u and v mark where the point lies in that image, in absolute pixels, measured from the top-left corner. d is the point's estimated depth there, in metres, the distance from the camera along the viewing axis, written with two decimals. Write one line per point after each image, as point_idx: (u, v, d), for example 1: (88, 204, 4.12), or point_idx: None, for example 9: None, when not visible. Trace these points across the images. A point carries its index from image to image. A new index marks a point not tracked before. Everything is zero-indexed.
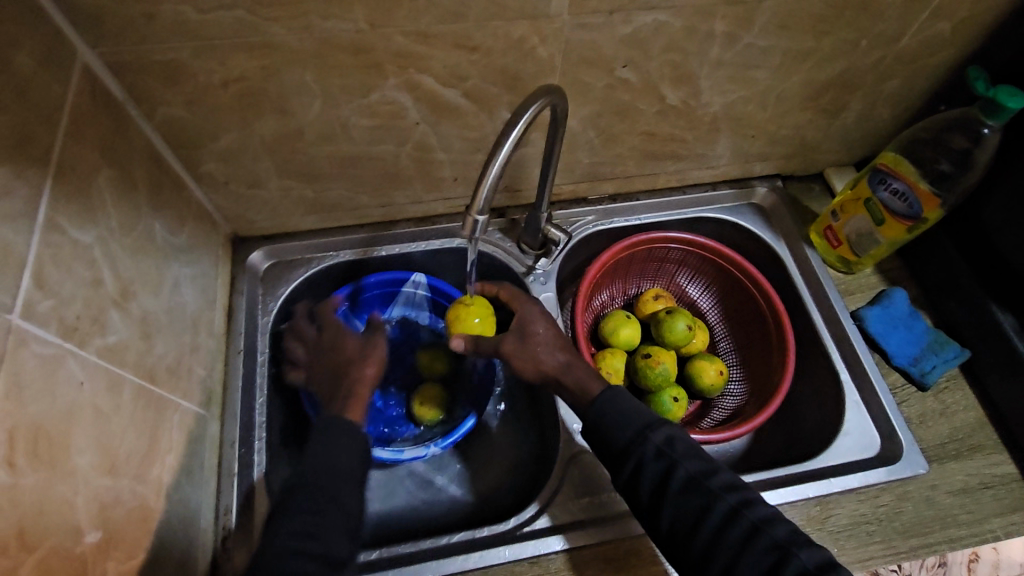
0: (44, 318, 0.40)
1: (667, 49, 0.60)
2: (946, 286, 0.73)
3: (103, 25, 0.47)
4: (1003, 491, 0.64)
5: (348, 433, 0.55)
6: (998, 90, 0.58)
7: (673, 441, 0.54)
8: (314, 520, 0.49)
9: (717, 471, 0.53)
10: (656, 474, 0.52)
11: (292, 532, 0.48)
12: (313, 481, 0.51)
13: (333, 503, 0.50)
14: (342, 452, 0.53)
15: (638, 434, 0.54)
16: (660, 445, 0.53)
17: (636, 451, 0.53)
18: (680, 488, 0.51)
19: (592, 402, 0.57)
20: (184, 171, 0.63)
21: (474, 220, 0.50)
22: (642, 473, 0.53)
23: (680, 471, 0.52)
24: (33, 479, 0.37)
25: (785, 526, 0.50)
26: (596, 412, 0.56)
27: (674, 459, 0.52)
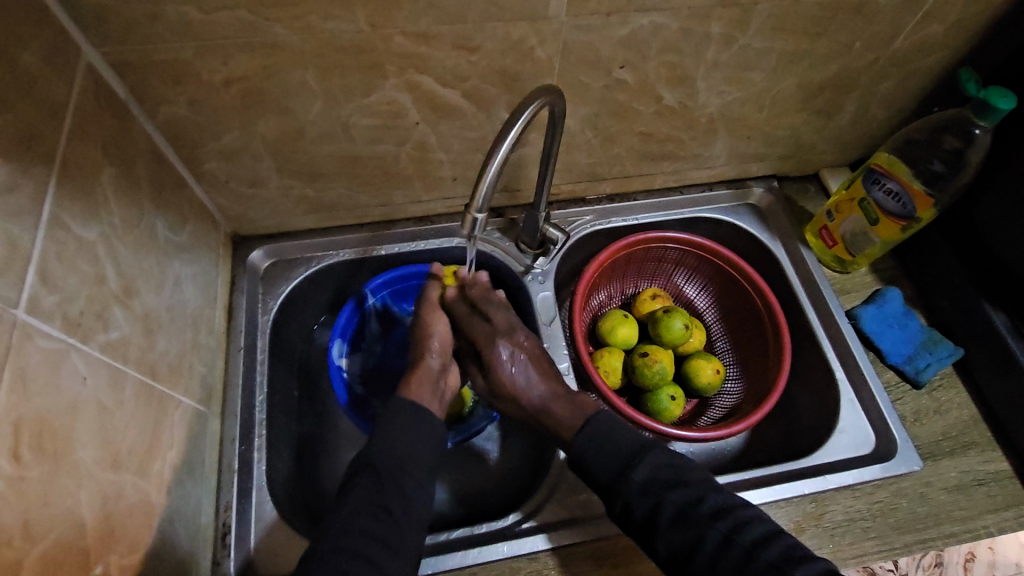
0: (49, 312, 0.41)
1: (664, 49, 0.61)
2: (940, 286, 0.74)
3: (107, 24, 0.48)
4: (996, 488, 0.65)
5: (412, 415, 0.57)
6: (989, 91, 0.59)
7: (657, 473, 0.54)
8: (378, 502, 0.51)
9: (705, 496, 0.53)
10: (645, 510, 0.53)
11: (359, 511, 0.50)
12: (380, 467, 0.53)
13: (396, 489, 0.52)
14: (407, 438, 0.55)
15: (619, 473, 0.55)
16: (643, 483, 0.54)
17: (621, 490, 0.54)
18: (670, 521, 0.52)
19: (573, 441, 0.58)
20: (185, 170, 0.63)
21: (473, 218, 0.50)
22: (632, 510, 0.54)
23: (666, 505, 0.52)
24: (37, 471, 0.37)
25: (777, 547, 0.50)
26: (580, 452, 0.57)
27: (659, 494, 0.53)
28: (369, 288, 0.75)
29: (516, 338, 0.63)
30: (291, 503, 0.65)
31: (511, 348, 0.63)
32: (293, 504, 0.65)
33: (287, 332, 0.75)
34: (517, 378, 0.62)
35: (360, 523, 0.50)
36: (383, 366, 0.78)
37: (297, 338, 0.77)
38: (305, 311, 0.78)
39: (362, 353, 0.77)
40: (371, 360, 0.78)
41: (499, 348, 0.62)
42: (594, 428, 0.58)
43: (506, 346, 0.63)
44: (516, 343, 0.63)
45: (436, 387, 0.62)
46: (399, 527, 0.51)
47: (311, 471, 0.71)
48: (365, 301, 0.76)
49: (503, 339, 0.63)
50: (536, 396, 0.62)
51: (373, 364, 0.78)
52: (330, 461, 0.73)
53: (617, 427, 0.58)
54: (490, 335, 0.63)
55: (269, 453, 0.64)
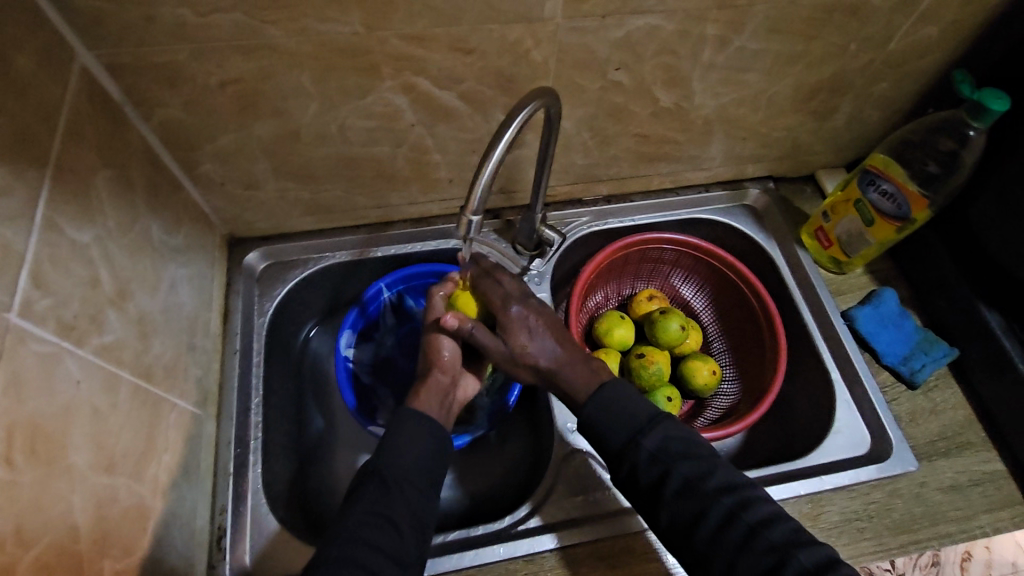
0: (43, 316, 0.41)
1: (660, 51, 0.61)
2: (935, 286, 0.74)
3: (100, 26, 0.48)
4: (991, 488, 0.65)
5: (423, 425, 0.56)
6: (983, 92, 0.59)
7: (667, 443, 0.54)
8: (384, 511, 0.51)
9: (714, 471, 0.53)
10: (652, 478, 0.53)
11: (364, 519, 0.50)
12: (390, 477, 0.53)
13: (403, 500, 0.52)
14: (417, 446, 0.55)
15: (631, 439, 0.55)
16: (653, 451, 0.54)
17: (630, 455, 0.55)
18: (677, 492, 0.52)
19: (585, 404, 0.58)
20: (181, 172, 0.63)
21: (469, 220, 0.50)
22: (638, 476, 0.54)
23: (674, 475, 0.53)
24: (30, 475, 0.37)
25: (782, 530, 0.50)
26: (592, 414, 0.57)
27: (668, 465, 0.53)
28: (385, 283, 0.76)
29: (532, 302, 0.63)
30: (288, 506, 0.65)
31: (526, 311, 0.63)
32: (290, 506, 0.65)
33: (283, 333, 0.75)
34: (528, 343, 0.62)
35: (366, 533, 0.50)
36: (392, 356, 0.79)
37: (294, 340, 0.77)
38: (301, 313, 0.77)
39: (375, 343, 0.79)
40: (383, 351, 0.79)
41: (513, 310, 0.63)
42: (609, 392, 0.58)
43: (520, 306, 0.63)
44: (530, 307, 0.63)
45: (444, 400, 0.60)
46: (404, 538, 0.51)
47: (308, 473, 0.70)
48: (381, 295, 0.76)
49: (518, 302, 0.63)
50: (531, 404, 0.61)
51: (385, 355, 0.79)
52: (326, 463, 0.73)
53: (630, 395, 0.58)
54: (504, 297, 0.63)
55: (265, 456, 0.64)
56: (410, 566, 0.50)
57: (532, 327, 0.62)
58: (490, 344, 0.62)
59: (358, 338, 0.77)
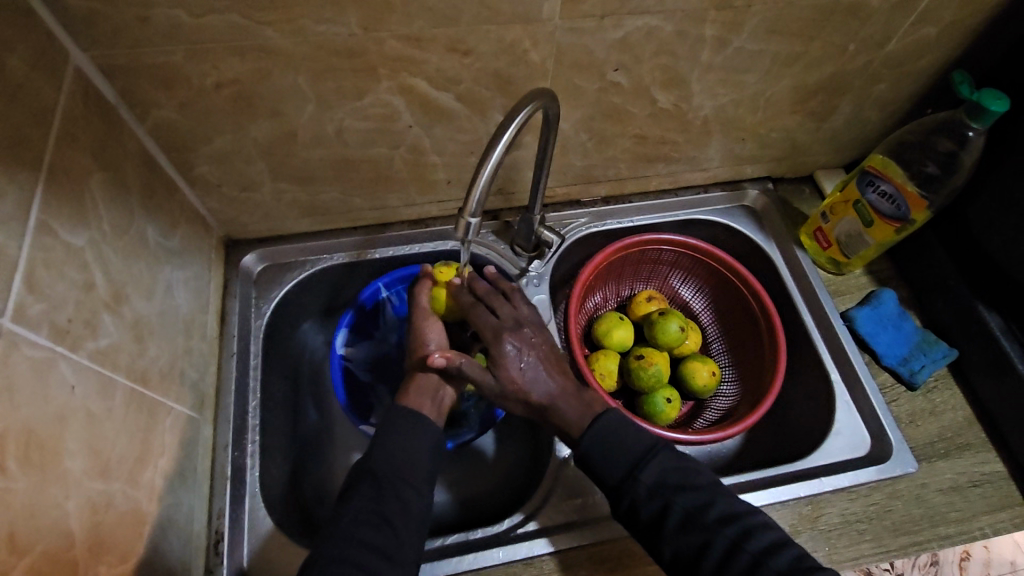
0: (36, 321, 0.40)
1: (658, 52, 0.60)
2: (935, 287, 0.74)
3: (95, 27, 0.47)
4: (991, 489, 0.65)
5: (413, 421, 0.56)
6: (981, 93, 0.59)
7: (665, 476, 0.54)
8: (377, 510, 0.51)
9: (713, 502, 0.53)
10: (653, 511, 0.53)
11: (355, 521, 0.50)
12: (381, 474, 0.53)
13: (396, 497, 0.52)
14: (408, 442, 0.55)
15: (628, 473, 0.54)
16: (652, 485, 0.54)
17: (629, 490, 0.54)
18: (678, 525, 0.52)
19: (579, 440, 0.57)
20: (177, 173, 0.63)
21: (467, 222, 0.50)
22: (639, 511, 0.53)
23: (675, 508, 0.52)
24: (24, 482, 0.37)
25: (787, 557, 0.50)
26: (586, 447, 0.56)
27: (668, 497, 0.53)
28: (383, 283, 0.75)
29: (526, 335, 0.60)
30: (285, 509, 0.64)
31: (519, 346, 0.59)
32: (287, 510, 0.65)
33: (281, 335, 0.74)
34: (521, 379, 0.59)
35: (360, 533, 0.49)
36: (391, 355, 0.79)
37: (291, 342, 0.76)
38: (298, 315, 0.77)
39: (375, 342, 0.78)
40: (384, 350, 0.78)
41: (506, 345, 0.59)
42: (603, 424, 0.56)
43: (515, 342, 0.59)
44: (524, 339, 0.60)
45: (435, 397, 0.60)
46: (398, 535, 0.50)
47: (306, 476, 0.70)
48: (379, 295, 0.76)
49: (510, 335, 0.60)
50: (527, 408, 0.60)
51: (386, 353, 0.78)
52: (324, 467, 0.72)
53: (625, 426, 0.57)
54: (496, 330, 0.60)
55: (262, 459, 0.64)
56: (406, 566, 0.50)
57: (526, 362, 0.59)
58: (480, 378, 0.59)
59: (355, 337, 0.76)
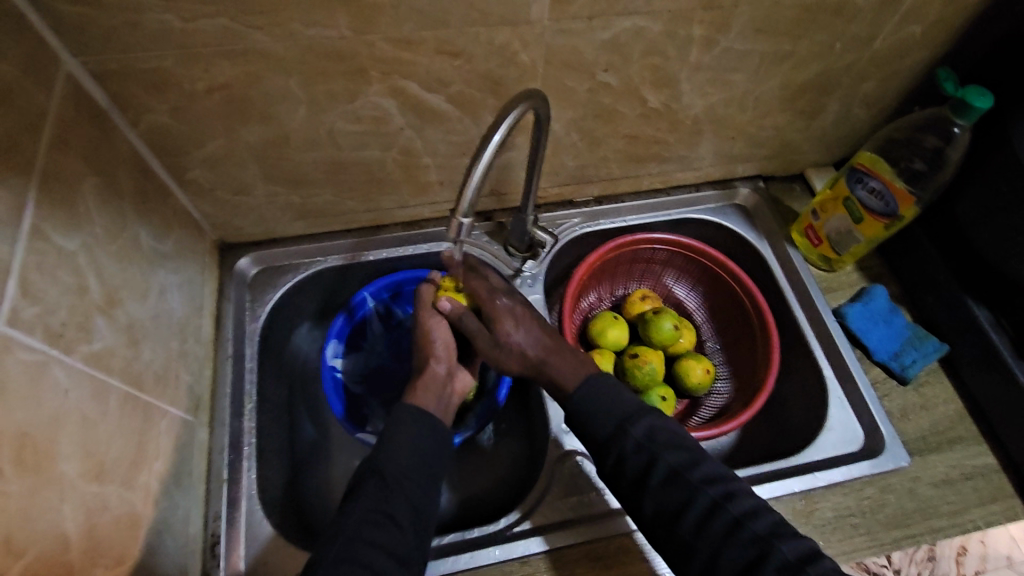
0: (29, 324, 0.40)
1: (647, 52, 0.61)
2: (924, 282, 0.75)
3: (85, 33, 0.48)
4: (982, 482, 0.66)
5: (425, 426, 0.56)
6: (966, 90, 0.60)
7: (654, 434, 0.55)
8: (384, 510, 0.51)
9: (700, 462, 0.54)
10: (638, 466, 0.54)
11: (362, 519, 0.50)
12: (389, 473, 0.53)
13: (402, 496, 0.52)
14: (416, 442, 0.55)
15: (618, 427, 0.55)
16: (639, 440, 0.54)
17: (616, 444, 0.55)
18: (662, 481, 0.52)
19: (572, 394, 0.59)
20: (169, 178, 0.63)
21: (458, 223, 0.50)
22: (625, 465, 0.54)
23: (660, 463, 0.53)
24: (18, 485, 0.37)
25: (766, 521, 0.50)
26: (576, 405, 0.57)
27: (654, 453, 0.54)
28: (368, 292, 0.75)
29: (518, 296, 0.65)
30: (284, 512, 0.64)
31: (512, 302, 0.64)
32: (285, 511, 0.65)
33: (276, 338, 0.74)
34: (515, 330, 0.62)
35: (366, 533, 0.49)
36: (380, 367, 0.78)
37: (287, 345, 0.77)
38: (294, 318, 0.77)
39: (364, 353, 0.78)
40: (373, 362, 0.78)
41: (500, 300, 0.63)
42: (595, 383, 0.58)
43: (508, 298, 0.64)
44: (516, 298, 0.65)
45: (440, 395, 0.61)
46: (405, 534, 0.51)
47: (302, 478, 0.70)
48: (365, 305, 0.76)
49: (504, 294, 0.64)
50: (520, 365, 0.63)
51: (375, 366, 0.78)
52: (321, 468, 0.72)
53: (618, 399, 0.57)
54: (491, 289, 0.64)
55: (259, 462, 0.64)
56: (413, 565, 0.50)
57: (518, 316, 0.63)
58: (476, 333, 0.63)
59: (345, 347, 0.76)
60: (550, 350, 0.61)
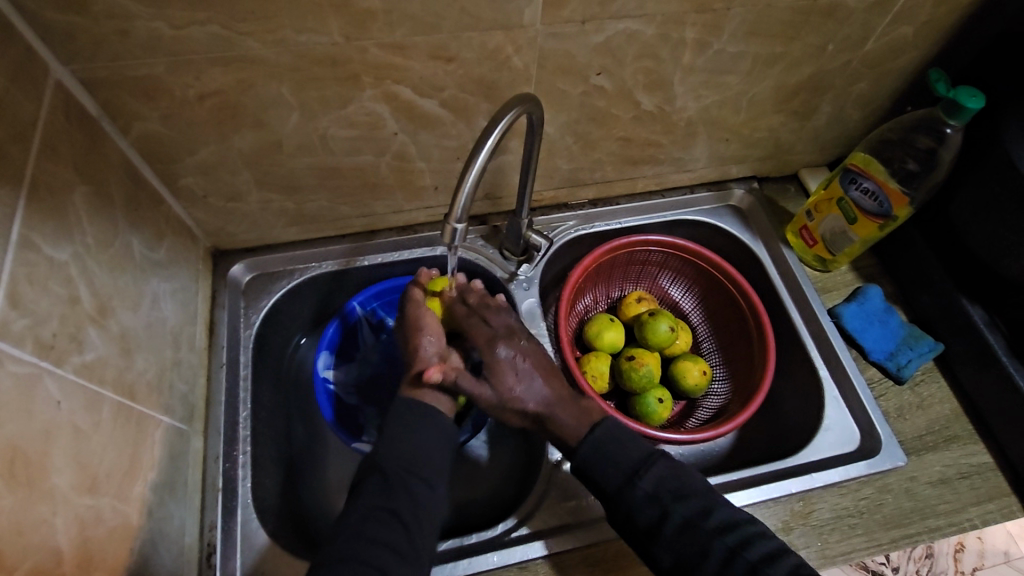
0: (19, 336, 0.40)
1: (640, 55, 0.61)
2: (919, 282, 0.75)
3: (75, 42, 0.47)
4: (979, 480, 0.66)
5: (420, 416, 0.56)
6: (958, 91, 0.60)
7: (663, 483, 0.55)
8: (386, 507, 0.51)
9: (713, 508, 0.54)
10: (652, 518, 0.53)
11: (367, 518, 0.51)
12: (390, 471, 0.53)
13: (406, 493, 0.52)
14: (415, 436, 0.55)
15: (628, 479, 0.55)
16: (651, 490, 0.54)
17: (626, 497, 0.54)
18: (677, 531, 0.52)
19: (577, 447, 0.57)
20: (161, 185, 0.62)
21: (452, 228, 0.50)
22: (637, 517, 0.54)
23: (674, 515, 0.53)
24: (10, 499, 0.37)
25: (785, 565, 0.50)
26: (582, 458, 0.57)
27: (667, 504, 0.53)
28: (358, 301, 0.75)
29: (518, 342, 0.61)
30: (280, 521, 0.64)
31: (513, 352, 0.60)
32: (281, 520, 0.64)
33: (270, 344, 0.74)
34: (516, 385, 0.59)
35: (369, 530, 0.50)
36: (376, 375, 0.78)
37: (282, 351, 0.76)
38: (289, 323, 0.77)
39: (356, 363, 0.77)
40: (367, 371, 0.78)
41: (500, 351, 0.59)
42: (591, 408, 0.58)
43: (507, 348, 0.60)
44: (517, 347, 0.60)
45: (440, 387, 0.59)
46: (409, 532, 0.51)
47: (298, 485, 0.70)
48: (355, 314, 0.76)
49: (504, 342, 0.60)
50: (523, 421, 0.60)
51: (368, 375, 0.78)
52: (317, 475, 0.72)
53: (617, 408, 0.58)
54: (490, 338, 0.60)
55: (254, 469, 0.64)
56: (418, 561, 0.50)
57: (520, 369, 0.59)
58: (476, 391, 0.58)
59: (338, 359, 0.76)
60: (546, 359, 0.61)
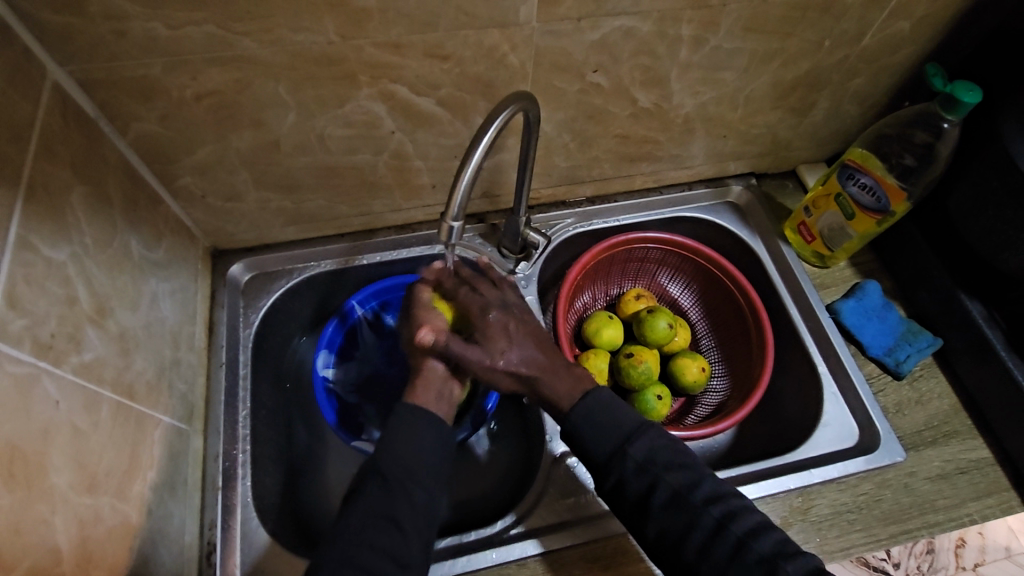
0: (17, 337, 0.40)
1: (637, 52, 0.61)
2: (918, 278, 0.75)
3: (71, 43, 0.47)
4: (978, 475, 0.66)
5: (419, 420, 0.56)
6: (955, 86, 0.60)
7: (653, 453, 0.54)
8: (386, 513, 0.51)
9: (701, 481, 0.53)
10: (640, 488, 0.53)
11: (366, 524, 0.50)
12: (390, 475, 0.52)
13: (405, 498, 0.52)
14: (416, 440, 0.54)
15: (618, 449, 0.55)
16: (640, 460, 0.54)
17: (616, 466, 0.54)
18: (663, 504, 0.52)
19: (568, 413, 0.58)
20: (159, 185, 0.63)
21: (449, 226, 0.50)
22: (625, 487, 0.54)
23: (662, 485, 0.53)
24: (9, 498, 0.37)
25: (769, 540, 0.50)
26: (573, 426, 0.57)
27: (656, 475, 0.53)
28: (357, 301, 0.75)
29: (511, 309, 0.63)
30: (280, 520, 0.64)
31: (505, 317, 0.62)
32: (281, 519, 0.64)
33: (269, 343, 0.74)
34: (507, 347, 0.60)
35: (368, 537, 0.50)
36: (376, 374, 0.78)
37: (282, 350, 0.76)
38: (289, 323, 0.77)
39: (356, 362, 0.78)
40: (367, 370, 0.78)
41: (492, 316, 0.62)
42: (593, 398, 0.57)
43: (499, 312, 0.62)
44: (509, 314, 0.63)
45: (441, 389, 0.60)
46: (407, 538, 0.51)
47: (298, 484, 0.70)
48: (354, 313, 0.76)
49: (497, 309, 0.63)
50: (514, 383, 0.61)
51: (367, 374, 0.78)
52: (317, 473, 0.72)
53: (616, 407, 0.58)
54: (483, 305, 0.62)
55: (254, 468, 0.64)
56: (415, 566, 0.50)
57: (511, 333, 0.61)
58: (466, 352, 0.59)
59: (337, 358, 0.76)
60: (545, 357, 0.61)
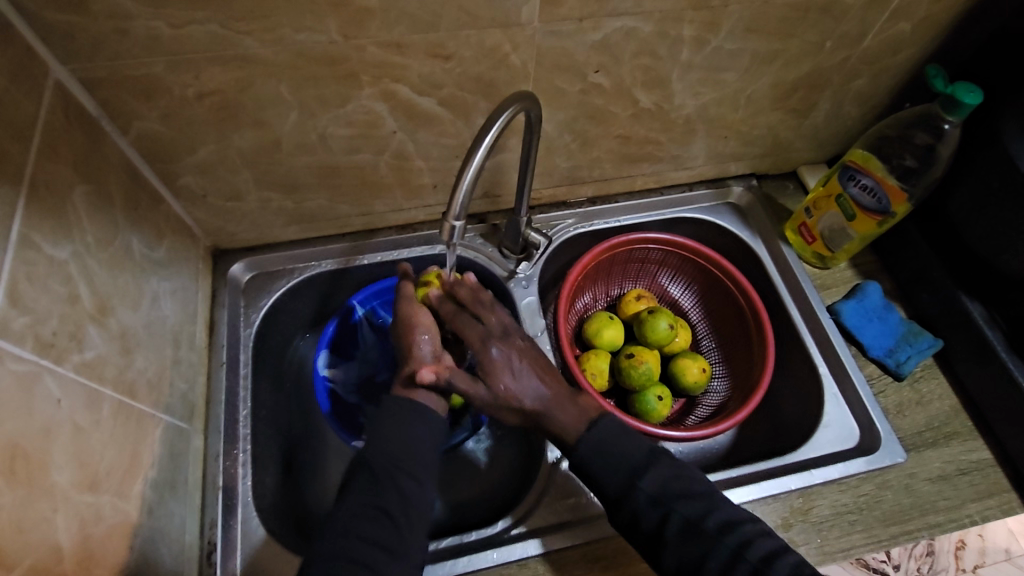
0: (20, 334, 0.40)
1: (638, 53, 0.61)
2: (918, 279, 0.75)
3: (73, 41, 0.47)
4: (979, 476, 0.66)
5: (408, 410, 0.55)
6: (956, 87, 0.60)
7: (666, 485, 0.55)
8: (375, 504, 0.51)
9: (713, 511, 0.54)
10: (654, 521, 0.53)
11: (355, 514, 0.51)
12: (378, 467, 0.53)
13: (394, 489, 0.52)
14: (404, 430, 0.54)
15: (629, 480, 0.54)
16: (654, 492, 0.54)
17: (630, 499, 0.54)
18: (679, 535, 0.52)
19: (576, 447, 0.57)
20: (160, 184, 0.63)
21: (451, 226, 0.50)
22: (640, 520, 0.54)
23: (676, 516, 0.53)
24: (11, 496, 0.37)
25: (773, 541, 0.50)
26: (582, 460, 0.56)
27: (669, 506, 0.53)
28: (357, 300, 0.75)
29: (512, 340, 0.59)
30: (280, 519, 0.64)
31: (507, 350, 0.58)
32: (281, 518, 0.64)
33: (270, 343, 0.74)
34: (514, 384, 0.57)
35: (359, 527, 0.50)
36: (376, 374, 0.78)
37: (282, 350, 0.76)
38: (289, 323, 0.77)
39: (356, 362, 0.78)
40: (367, 370, 0.78)
41: (494, 349, 0.57)
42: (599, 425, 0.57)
43: (500, 347, 0.58)
44: (511, 344, 0.58)
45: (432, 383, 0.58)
46: (399, 530, 0.51)
47: (298, 484, 0.70)
48: (355, 313, 0.76)
49: (497, 342, 0.58)
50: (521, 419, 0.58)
51: (368, 374, 0.78)
52: (317, 473, 0.72)
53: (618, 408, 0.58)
54: (482, 336, 0.58)
55: (255, 467, 0.64)
56: (408, 554, 0.51)
57: (516, 368, 0.57)
58: (469, 390, 0.56)
59: (337, 358, 0.76)
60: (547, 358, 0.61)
